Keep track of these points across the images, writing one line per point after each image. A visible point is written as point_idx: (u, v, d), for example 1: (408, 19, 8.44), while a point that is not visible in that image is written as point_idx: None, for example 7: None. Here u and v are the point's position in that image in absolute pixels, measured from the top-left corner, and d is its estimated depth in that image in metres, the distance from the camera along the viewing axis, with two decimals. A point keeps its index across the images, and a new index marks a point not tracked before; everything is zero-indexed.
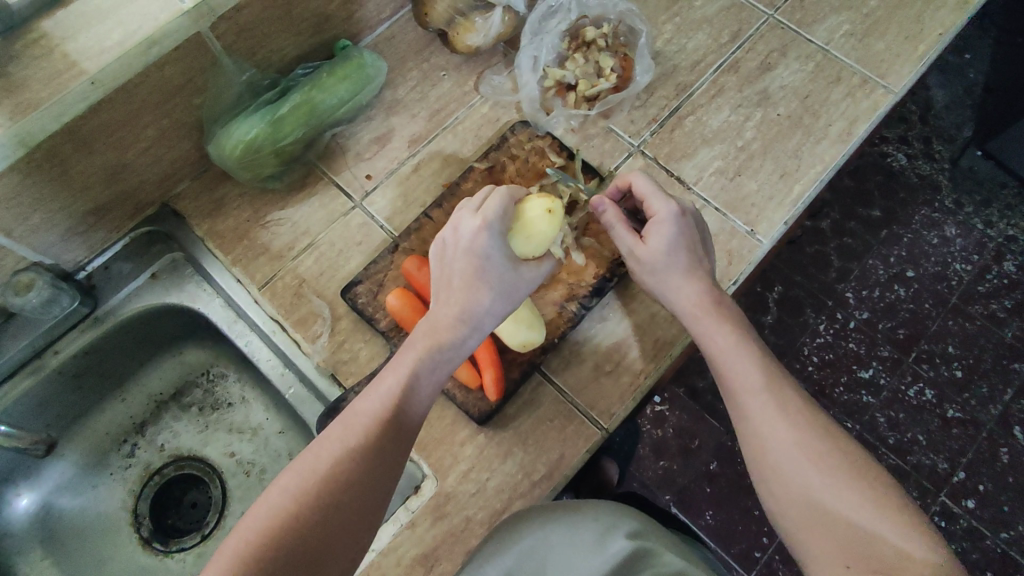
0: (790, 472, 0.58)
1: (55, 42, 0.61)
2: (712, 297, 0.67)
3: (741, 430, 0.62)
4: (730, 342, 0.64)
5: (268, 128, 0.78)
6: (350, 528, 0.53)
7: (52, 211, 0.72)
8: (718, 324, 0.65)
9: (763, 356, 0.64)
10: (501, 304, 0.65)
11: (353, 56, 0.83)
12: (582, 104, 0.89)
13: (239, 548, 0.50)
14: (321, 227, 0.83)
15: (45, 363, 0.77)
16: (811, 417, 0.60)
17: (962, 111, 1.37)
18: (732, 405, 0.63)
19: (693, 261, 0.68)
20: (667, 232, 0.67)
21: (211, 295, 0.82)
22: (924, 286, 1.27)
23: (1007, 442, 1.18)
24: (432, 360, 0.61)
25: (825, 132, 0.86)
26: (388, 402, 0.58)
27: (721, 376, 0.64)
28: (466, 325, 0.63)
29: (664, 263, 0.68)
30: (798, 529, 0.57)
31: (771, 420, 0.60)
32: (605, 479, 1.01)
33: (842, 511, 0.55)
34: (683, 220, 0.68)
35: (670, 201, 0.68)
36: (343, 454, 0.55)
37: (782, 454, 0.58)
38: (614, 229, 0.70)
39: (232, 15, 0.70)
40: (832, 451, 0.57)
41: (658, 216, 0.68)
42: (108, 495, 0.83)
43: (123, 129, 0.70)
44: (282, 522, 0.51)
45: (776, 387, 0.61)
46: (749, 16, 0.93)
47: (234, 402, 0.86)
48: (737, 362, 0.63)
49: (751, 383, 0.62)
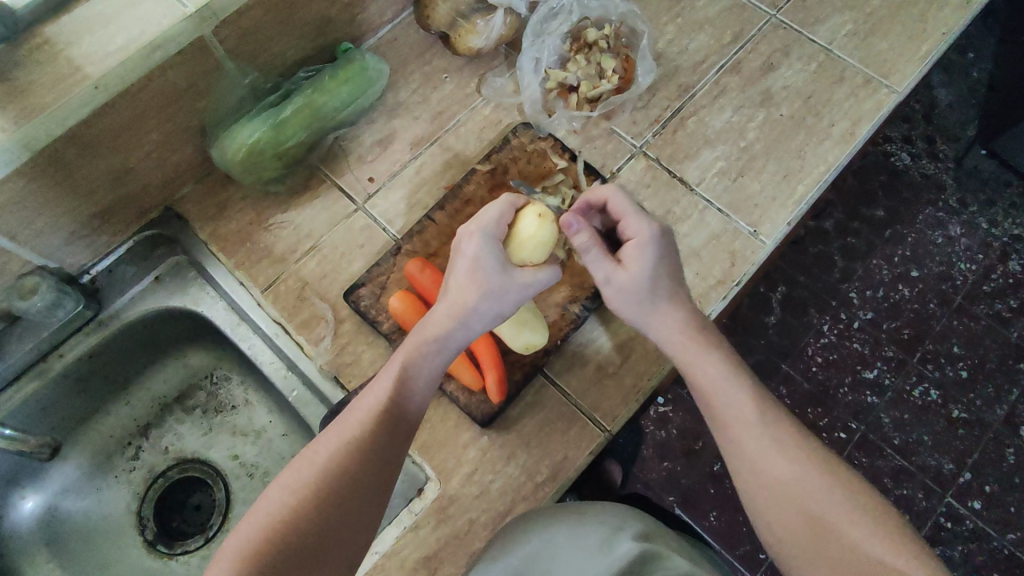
0: (792, 505, 0.58)
1: (59, 47, 0.62)
2: (693, 323, 0.66)
3: (738, 466, 0.61)
4: (720, 374, 0.64)
5: (271, 131, 0.78)
6: (348, 523, 0.53)
7: (55, 215, 0.72)
8: (706, 356, 0.64)
9: (754, 388, 0.63)
10: (485, 305, 0.62)
11: (355, 60, 0.84)
12: (583, 106, 0.88)
13: (239, 546, 0.51)
14: (324, 229, 0.83)
15: (50, 366, 0.77)
16: (804, 445, 0.61)
17: (966, 111, 1.36)
18: (726, 440, 0.63)
19: (674, 287, 0.66)
20: (650, 257, 0.65)
21: (215, 298, 0.83)
22: (929, 287, 1.27)
23: (1014, 443, 1.17)
24: (425, 359, 0.61)
25: (828, 133, 0.86)
26: (382, 399, 0.58)
27: (712, 411, 0.64)
28: (458, 326, 0.62)
29: (648, 287, 0.65)
30: (802, 562, 0.57)
31: (768, 455, 0.60)
32: (610, 481, 1.02)
33: (844, 543, 0.56)
34: (662, 242, 0.66)
35: (650, 222, 0.66)
36: (338, 451, 0.55)
37: (784, 488, 0.59)
38: (591, 253, 0.65)
39: (235, 20, 0.71)
40: (829, 480, 0.59)
41: (638, 238, 0.66)
42: (112, 497, 0.83)
43: (126, 134, 0.71)
44: (279, 519, 0.52)
45: (771, 421, 0.61)
46: (752, 16, 0.93)
47: (237, 405, 0.87)
48: (730, 395, 0.62)
49: (746, 417, 0.61)
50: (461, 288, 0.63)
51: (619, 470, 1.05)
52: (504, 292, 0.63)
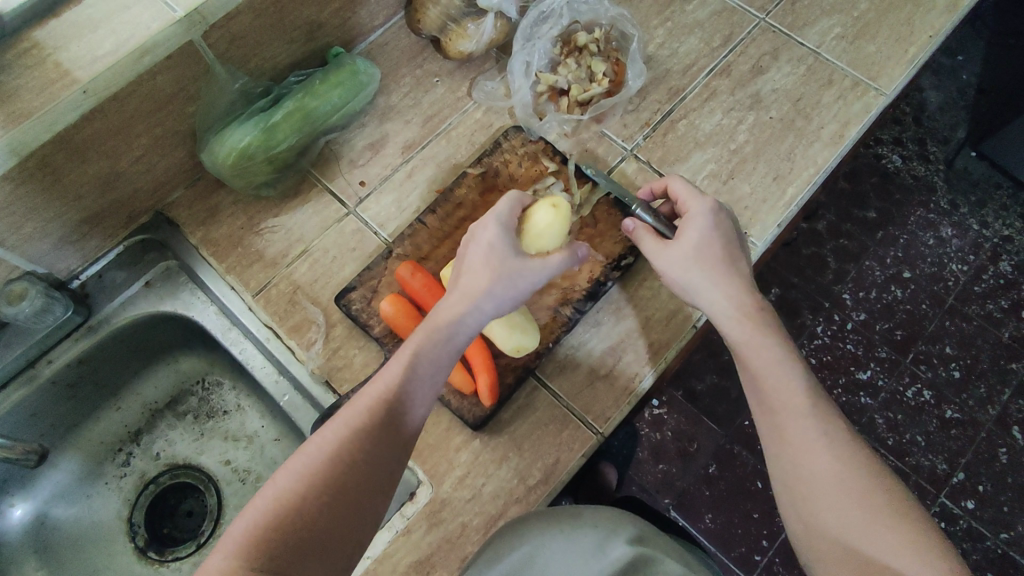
0: (826, 507, 0.57)
1: (47, 51, 0.62)
2: (748, 296, 0.65)
3: (779, 456, 0.60)
4: (777, 357, 0.62)
5: (261, 135, 0.78)
6: (352, 511, 0.53)
7: (45, 221, 0.72)
8: (757, 332, 0.63)
9: (809, 378, 0.62)
10: (509, 289, 0.63)
11: (345, 63, 0.84)
12: (574, 109, 0.88)
13: (245, 534, 0.49)
14: (315, 233, 0.83)
15: (39, 372, 0.76)
16: (850, 447, 0.59)
17: (956, 113, 1.37)
18: (771, 427, 0.61)
19: (729, 255, 0.67)
20: (702, 225, 0.67)
21: (206, 302, 0.82)
22: (921, 287, 1.27)
23: (1006, 442, 1.18)
24: (439, 345, 0.60)
25: (817, 135, 0.86)
26: (392, 385, 0.57)
27: (762, 393, 0.62)
28: (468, 310, 0.61)
29: (700, 253, 0.67)
30: (826, 561, 0.57)
31: (813, 450, 0.58)
32: (605, 484, 1.02)
33: (874, 552, 0.55)
34: (716, 214, 0.68)
35: (702, 198, 0.69)
36: (347, 436, 0.54)
37: (822, 486, 0.57)
38: (642, 237, 0.71)
39: (225, 24, 0.71)
40: (871, 487, 0.57)
41: (691, 213, 0.69)
42: (102, 504, 0.82)
43: (114, 138, 0.71)
44: (287, 505, 0.51)
45: (822, 415, 0.60)
46: (741, 20, 0.93)
47: (229, 410, 0.86)
48: (781, 380, 0.61)
49: (795, 407, 0.60)
50: (473, 277, 0.62)
51: (613, 471, 1.05)
52: (514, 280, 0.63)
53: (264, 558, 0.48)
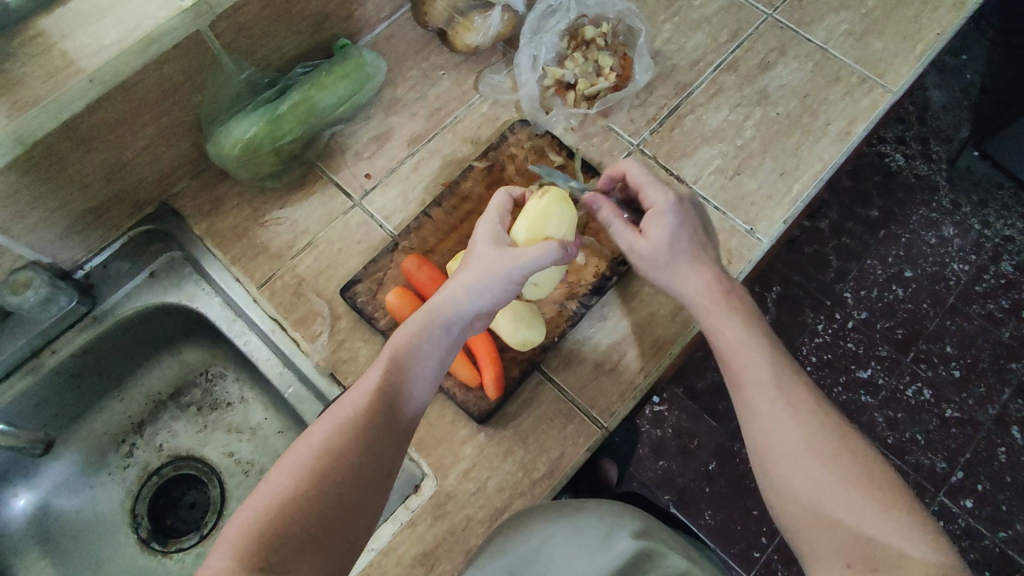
0: (797, 475, 0.57)
1: (53, 40, 0.61)
2: (719, 287, 0.65)
3: (747, 428, 0.61)
4: (741, 335, 0.63)
5: (267, 126, 0.78)
6: (343, 508, 0.53)
7: (50, 209, 0.72)
8: (737, 324, 0.63)
9: (775, 352, 0.62)
10: (499, 283, 0.63)
11: (352, 55, 0.83)
12: (581, 104, 0.88)
13: (238, 535, 0.50)
14: (320, 225, 0.83)
15: (43, 362, 0.76)
16: (819, 415, 0.59)
17: (959, 112, 1.37)
18: (740, 402, 0.62)
19: (697, 250, 0.66)
20: (669, 222, 0.66)
21: (210, 294, 0.82)
22: (922, 287, 1.28)
23: (1005, 442, 1.18)
24: (421, 343, 0.60)
25: (824, 132, 0.86)
26: (375, 386, 0.57)
27: (729, 371, 0.63)
28: (445, 304, 0.62)
29: (672, 252, 0.66)
30: (800, 530, 0.57)
31: (780, 420, 0.59)
32: (606, 480, 1.02)
33: (844, 516, 0.55)
34: (681, 206, 0.66)
35: (666, 190, 0.66)
36: (332, 435, 0.54)
37: (791, 454, 0.58)
38: (612, 227, 0.69)
39: (232, 13, 0.70)
40: (841, 453, 0.57)
41: (655, 207, 0.66)
42: (105, 495, 0.82)
43: (120, 127, 0.70)
44: (277, 505, 0.51)
45: (788, 385, 0.60)
46: (748, 16, 0.93)
47: (233, 402, 0.86)
48: (749, 357, 0.62)
49: (762, 379, 0.61)
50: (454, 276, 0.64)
51: (613, 467, 1.05)
52: (490, 268, 0.63)
53: (257, 558, 0.48)
